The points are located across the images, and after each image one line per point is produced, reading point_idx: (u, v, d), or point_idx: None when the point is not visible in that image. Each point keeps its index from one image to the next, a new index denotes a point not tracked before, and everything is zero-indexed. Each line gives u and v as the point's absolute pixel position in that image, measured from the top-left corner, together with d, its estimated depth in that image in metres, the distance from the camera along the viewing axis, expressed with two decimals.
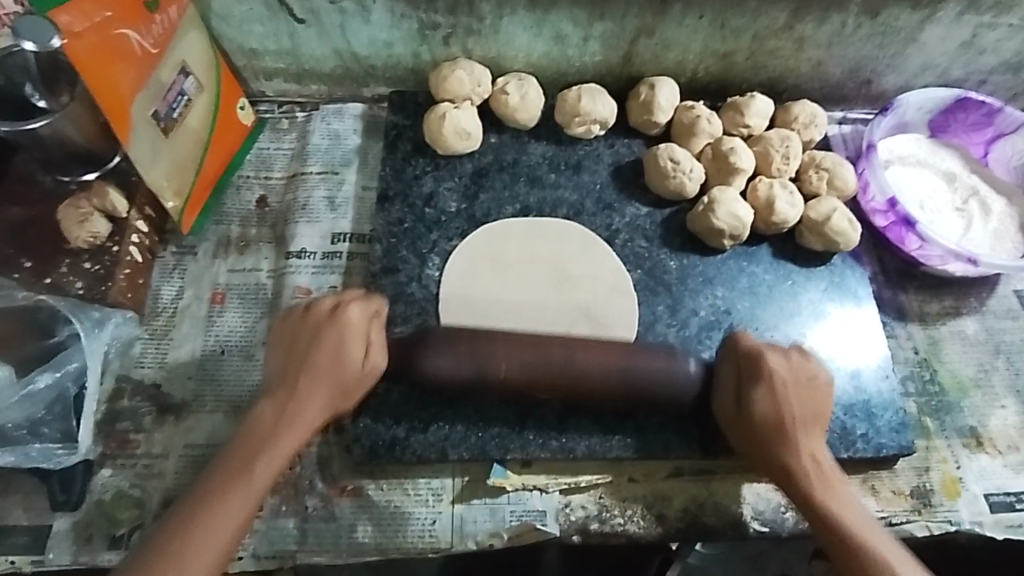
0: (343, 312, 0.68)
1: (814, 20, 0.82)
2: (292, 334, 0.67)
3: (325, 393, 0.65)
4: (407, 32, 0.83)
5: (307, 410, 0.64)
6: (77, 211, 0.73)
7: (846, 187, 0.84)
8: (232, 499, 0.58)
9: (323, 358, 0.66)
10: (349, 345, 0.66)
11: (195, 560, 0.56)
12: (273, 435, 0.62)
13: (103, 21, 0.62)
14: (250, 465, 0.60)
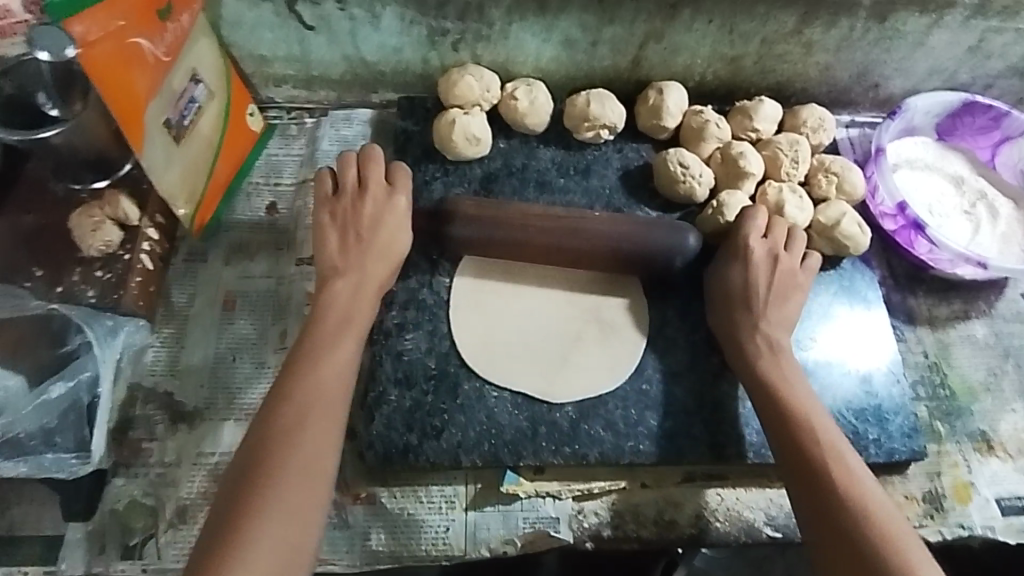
0: (393, 198, 0.74)
1: (822, 25, 0.82)
2: (343, 219, 0.72)
3: (374, 274, 0.71)
4: (416, 38, 0.83)
5: (362, 287, 0.70)
6: (89, 219, 0.74)
7: (855, 190, 0.85)
8: (313, 417, 0.62)
9: (378, 240, 0.72)
10: (400, 230, 0.73)
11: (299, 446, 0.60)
12: (330, 341, 0.67)
13: (118, 30, 0.62)
14: (312, 373, 0.64)
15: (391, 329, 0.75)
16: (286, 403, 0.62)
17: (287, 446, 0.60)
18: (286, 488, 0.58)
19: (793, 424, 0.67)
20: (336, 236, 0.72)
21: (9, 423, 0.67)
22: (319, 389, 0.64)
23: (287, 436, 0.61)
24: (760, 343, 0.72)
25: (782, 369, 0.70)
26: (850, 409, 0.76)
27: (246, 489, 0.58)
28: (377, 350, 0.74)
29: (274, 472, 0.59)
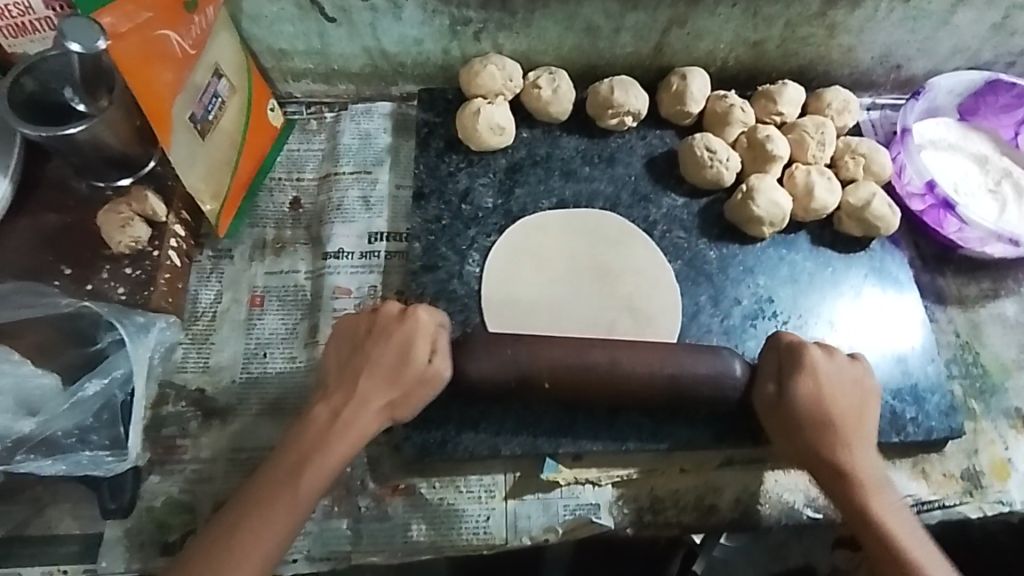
0: (413, 312, 0.67)
1: (847, 5, 0.82)
2: (356, 338, 0.67)
3: (378, 397, 0.64)
4: (438, 28, 0.83)
5: (365, 410, 0.64)
6: (118, 216, 0.73)
7: (883, 172, 0.84)
8: (276, 511, 0.59)
9: (386, 357, 0.65)
10: (415, 346, 0.65)
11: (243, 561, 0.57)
12: (321, 442, 0.62)
13: (145, 22, 0.62)
14: (299, 476, 0.60)
15: None
16: (261, 490, 0.60)
17: (237, 543, 0.57)
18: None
19: (877, 530, 0.62)
20: (343, 366, 0.66)
21: (44, 423, 0.65)
22: (300, 479, 0.60)
23: (247, 529, 0.58)
24: (825, 439, 0.65)
25: (851, 468, 0.64)
26: (886, 391, 0.76)
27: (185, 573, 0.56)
28: None
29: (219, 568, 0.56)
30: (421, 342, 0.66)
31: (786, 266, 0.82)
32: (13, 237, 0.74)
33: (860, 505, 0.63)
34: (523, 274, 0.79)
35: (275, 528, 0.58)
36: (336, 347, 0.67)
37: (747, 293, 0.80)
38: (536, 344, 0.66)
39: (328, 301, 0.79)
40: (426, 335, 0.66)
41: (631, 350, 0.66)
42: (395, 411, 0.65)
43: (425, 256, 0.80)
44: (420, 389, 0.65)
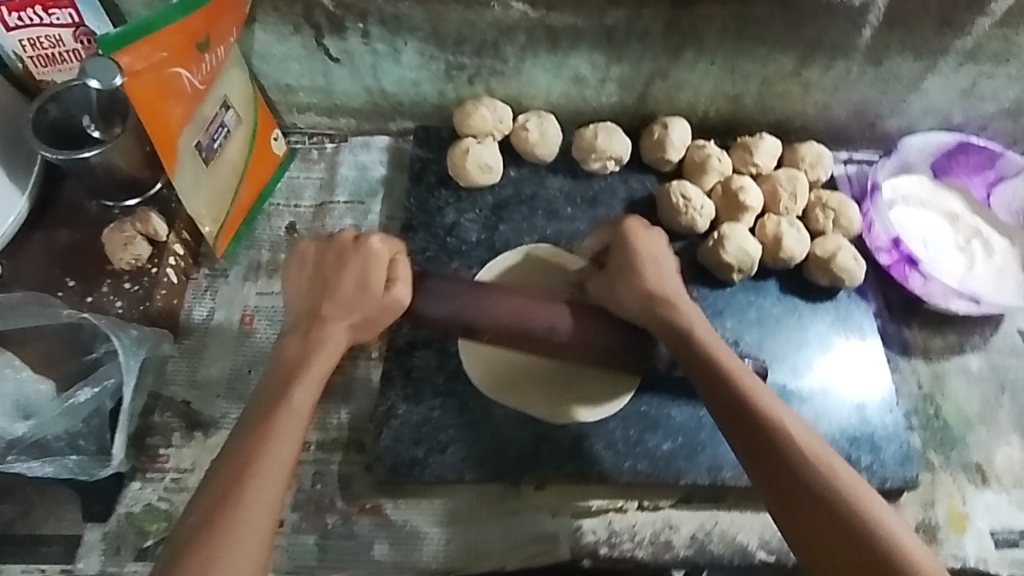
0: (367, 240, 0.71)
1: (821, 67, 0.86)
2: (318, 270, 0.70)
3: (344, 318, 0.68)
4: (434, 71, 0.87)
5: (332, 327, 0.67)
6: (122, 234, 0.77)
7: (852, 226, 0.88)
8: (284, 425, 0.60)
9: (346, 284, 0.69)
10: (373, 272, 0.69)
11: (262, 482, 0.57)
12: (302, 364, 0.64)
13: (160, 62, 0.67)
14: (291, 390, 0.62)
15: (403, 349, 0.79)
16: (263, 414, 0.61)
17: (258, 461, 0.58)
18: (262, 503, 0.56)
19: (720, 376, 0.64)
20: (308, 293, 0.70)
21: (37, 426, 0.69)
22: (296, 393, 0.62)
23: (262, 446, 0.59)
24: (661, 303, 0.70)
25: (689, 324, 0.69)
26: (845, 436, 0.78)
27: (217, 506, 0.55)
28: (388, 367, 0.78)
29: (250, 486, 0.57)
30: (378, 268, 0.70)
31: (754, 310, 0.85)
32: (26, 251, 0.78)
33: (700, 355, 0.66)
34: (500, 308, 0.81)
35: (289, 435, 0.60)
36: (296, 275, 0.71)
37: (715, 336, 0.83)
38: (479, 302, 0.72)
39: None
40: (382, 261, 0.70)
41: (570, 312, 0.72)
42: (362, 331, 0.69)
43: None
44: (383, 314, 0.69)
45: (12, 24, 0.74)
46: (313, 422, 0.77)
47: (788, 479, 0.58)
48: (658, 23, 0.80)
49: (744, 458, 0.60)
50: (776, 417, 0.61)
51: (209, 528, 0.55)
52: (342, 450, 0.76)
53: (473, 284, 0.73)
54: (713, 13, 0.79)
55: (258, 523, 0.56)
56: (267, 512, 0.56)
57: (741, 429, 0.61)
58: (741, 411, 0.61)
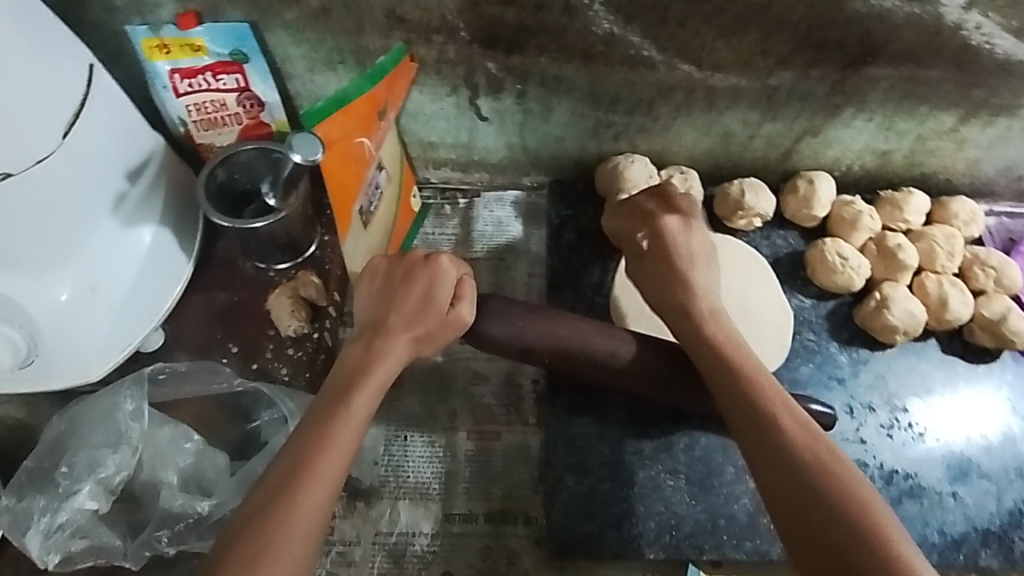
0: (437, 256, 0.67)
1: (981, 123, 0.84)
2: (387, 280, 0.66)
3: (405, 332, 0.64)
4: (582, 129, 0.86)
5: (393, 342, 0.63)
6: (287, 299, 0.76)
7: (1013, 285, 0.85)
8: (340, 434, 0.56)
9: (412, 295, 0.65)
10: (441, 287, 0.66)
11: (315, 482, 0.54)
12: (363, 368, 0.61)
13: (348, 132, 0.68)
14: (351, 394, 0.59)
15: (562, 414, 0.77)
16: (321, 414, 0.57)
17: (313, 466, 0.54)
18: (311, 511, 0.53)
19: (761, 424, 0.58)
20: (376, 301, 0.66)
21: (217, 504, 0.66)
22: (354, 399, 0.59)
23: (317, 453, 0.55)
24: (690, 329, 0.66)
25: (751, 369, 0.62)
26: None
27: (266, 509, 0.52)
28: (551, 435, 0.76)
29: (301, 492, 0.53)
30: (446, 284, 0.66)
31: (918, 374, 0.82)
32: (186, 314, 0.77)
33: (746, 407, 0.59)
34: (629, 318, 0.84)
35: (344, 447, 0.56)
36: (365, 286, 0.67)
37: (880, 400, 0.81)
38: (543, 326, 0.71)
39: (466, 386, 0.80)
40: (451, 278, 0.67)
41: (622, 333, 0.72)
42: (422, 347, 0.65)
43: None
44: (443, 330, 0.66)
45: (182, 89, 0.73)
46: (477, 492, 0.75)
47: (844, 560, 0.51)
48: (824, 83, 0.79)
49: (788, 518, 0.54)
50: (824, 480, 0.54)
51: (256, 529, 0.52)
52: (509, 523, 0.73)
53: (534, 305, 0.72)
54: (883, 74, 0.78)
55: (304, 533, 0.52)
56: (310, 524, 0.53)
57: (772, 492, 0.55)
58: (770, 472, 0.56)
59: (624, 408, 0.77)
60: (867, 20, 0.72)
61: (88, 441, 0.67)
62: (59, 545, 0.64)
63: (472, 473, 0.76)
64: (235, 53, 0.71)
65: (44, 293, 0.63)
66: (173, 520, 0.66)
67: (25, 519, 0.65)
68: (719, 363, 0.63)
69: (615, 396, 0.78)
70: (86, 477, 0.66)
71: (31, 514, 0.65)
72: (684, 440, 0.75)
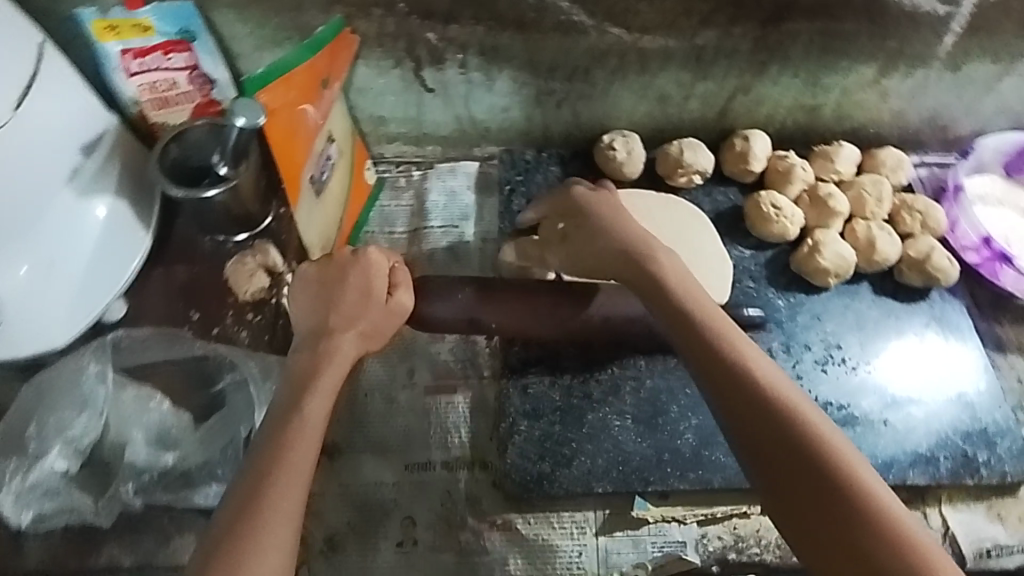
0: (365, 250, 0.70)
1: (899, 74, 0.89)
2: (328, 281, 0.67)
3: (351, 329, 0.64)
4: (525, 97, 0.90)
5: (343, 342, 0.63)
6: (246, 267, 0.80)
7: (939, 226, 0.90)
8: (300, 435, 0.55)
9: (350, 292, 0.67)
10: (376, 278, 0.68)
11: (286, 485, 0.52)
12: (313, 374, 0.60)
13: (289, 102, 0.72)
14: (303, 398, 0.58)
15: (516, 366, 0.81)
16: (276, 428, 0.56)
17: (277, 471, 0.52)
18: (285, 512, 0.51)
19: (754, 410, 0.55)
20: (319, 306, 0.66)
21: (182, 458, 0.72)
22: (305, 404, 0.58)
23: (276, 463, 0.53)
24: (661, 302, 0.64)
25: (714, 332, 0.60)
26: (955, 432, 0.81)
27: (237, 523, 0.50)
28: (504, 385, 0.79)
29: (269, 500, 0.51)
30: (380, 275, 0.69)
31: (852, 314, 0.87)
32: (148, 288, 0.80)
33: (735, 394, 0.56)
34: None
35: (303, 452, 0.54)
36: (303, 296, 0.67)
37: (817, 339, 0.85)
38: (482, 300, 0.81)
39: (423, 344, 0.83)
40: (383, 269, 0.70)
41: (549, 298, 0.80)
42: (370, 341, 0.66)
43: None
44: (388, 320, 0.68)
45: (133, 69, 0.76)
46: (436, 443, 0.78)
47: (845, 518, 0.50)
48: (747, 40, 0.84)
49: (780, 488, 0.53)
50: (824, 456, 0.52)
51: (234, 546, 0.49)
52: (467, 468, 0.77)
53: (467, 281, 0.81)
54: (801, 29, 0.83)
55: (284, 543, 0.50)
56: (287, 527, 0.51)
57: (774, 480, 0.53)
58: (769, 461, 0.53)
59: (574, 357, 0.81)
60: None
61: (55, 406, 0.72)
62: (34, 504, 0.69)
63: (431, 426, 0.79)
64: (182, 33, 0.74)
65: (6, 266, 0.66)
66: (140, 472, 0.71)
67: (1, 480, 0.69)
68: (692, 344, 0.60)
69: (566, 347, 0.81)
70: (54, 438, 0.70)
71: (4, 476, 0.69)
72: (631, 382, 0.80)
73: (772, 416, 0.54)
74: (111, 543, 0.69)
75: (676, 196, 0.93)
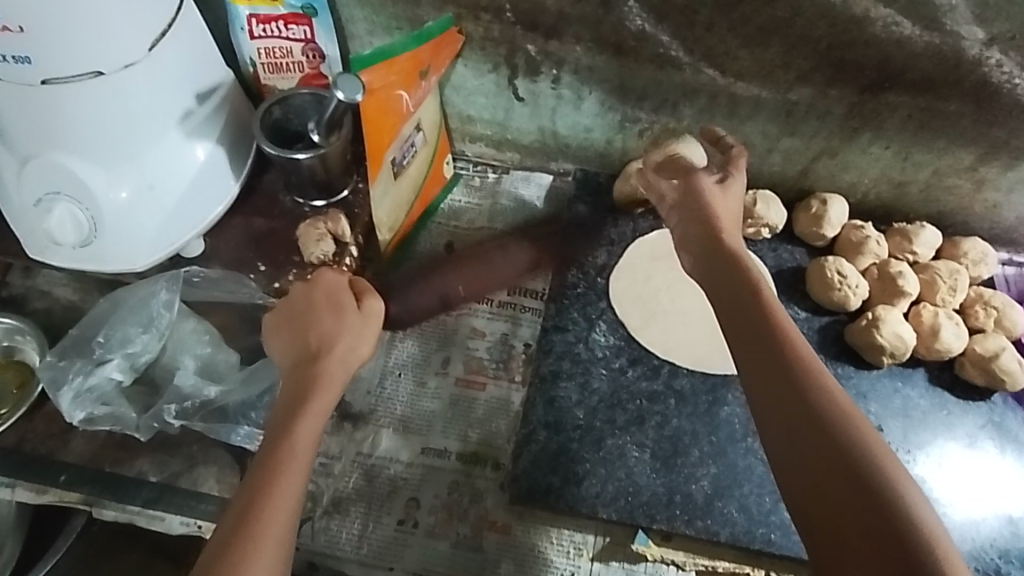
0: (319, 273, 0.71)
1: (1000, 166, 0.86)
2: (306, 309, 0.68)
3: (335, 348, 0.65)
4: (609, 121, 0.92)
5: (331, 365, 0.64)
6: (315, 231, 0.84)
7: (1014, 328, 0.85)
8: (290, 465, 0.56)
9: (325, 317, 0.67)
10: (343, 293, 0.69)
11: (280, 508, 0.54)
12: (302, 403, 0.61)
13: (390, 82, 0.77)
14: (291, 426, 0.59)
15: (547, 376, 0.82)
16: (265, 462, 0.56)
17: (268, 500, 0.54)
18: (278, 540, 0.53)
19: (795, 410, 0.54)
20: (302, 327, 0.67)
21: (223, 393, 0.77)
22: (293, 433, 0.58)
23: (268, 495, 0.54)
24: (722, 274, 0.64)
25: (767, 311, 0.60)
26: (990, 545, 0.76)
27: (227, 549, 0.52)
28: (532, 393, 0.81)
29: (262, 524, 0.53)
30: (346, 292, 0.69)
31: (900, 399, 0.84)
32: (227, 232, 0.86)
33: (779, 394, 0.55)
34: (625, 311, 0.87)
35: (294, 486, 0.55)
36: (275, 333, 0.68)
37: None
38: (436, 274, 0.88)
39: (463, 338, 0.86)
40: (345, 285, 0.70)
41: (501, 248, 0.92)
42: (357, 351, 0.66)
43: (557, 317, 0.87)
44: (368, 325, 0.68)
45: (256, 33, 0.82)
46: (454, 433, 0.80)
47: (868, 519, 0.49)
48: (843, 103, 0.83)
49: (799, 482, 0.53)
50: (863, 456, 0.52)
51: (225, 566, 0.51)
52: (479, 464, 0.78)
53: (418, 271, 0.89)
54: (902, 102, 0.81)
55: (273, 558, 0.52)
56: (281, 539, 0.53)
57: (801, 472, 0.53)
58: (806, 469, 0.53)
59: (605, 379, 0.82)
60: (886, 45, 0.76)
61: (122, 320, 0.78)
62: (86, 406, 0.74)
63: (453, 416, 0.81)
64: (305, 7, 0.80)
65: (109, 187, 0.72)
66: (184, 398, 0.76)
67: (62, 376, 0.75)
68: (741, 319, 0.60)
69: (599, 370, 0.83)
70: (116, 350, 0.77)
71: (66, 374, 0.75)
72: (656, 418, 0.80)
73: (813, 418, 0.54)
74: (143, 458, 0.75)
75: None
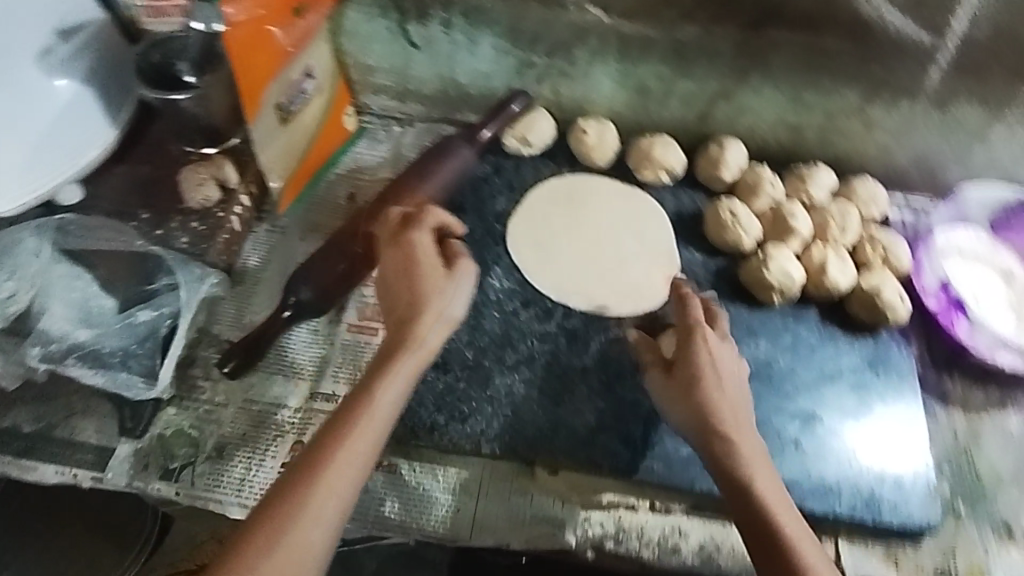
0: (416, 230, 0.69)
1: (885, 105, 0.87)
2: (397, 264, 0.68)
3: (427, 307, 0.67)
4: (507, 67, 0.91)
5: (424, 332, 0.66)
6: (197, 175, 0.82)
7: (900, 264, 0.87)
8: (363, 424, 0.61)
9: (410, 271, 0.68)
10: (422, 250, 0.68)
11: (339, 475, 0.59)
12: (390, 362, 0.64)
13: (259, 16, 0.73)
14: (374, 394, 0.63)
15: None
16: (337, 422, 0.61)
17: (332, 454, 0.59)
18: (330, 496, 0.58)
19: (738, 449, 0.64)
20: (403, 277, 0.68)
21: (97, 337, 0.76)
22: (373, 400, 0.62)
23: (342, 440, 0.60)
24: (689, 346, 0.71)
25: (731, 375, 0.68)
26: (867, 469, 0.77)
27: (287, 494, 0.57)
28: None
29: (317, 487, 0.58)
30: (428, 256, 0.68)
31: (790, 335, 0.85)
32: (110, 179, 0.84)
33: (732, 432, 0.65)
34: (522, 255, 0.86)
35: (363, 445, 0.60)
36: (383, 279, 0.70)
37: (748, 353, 0.83)
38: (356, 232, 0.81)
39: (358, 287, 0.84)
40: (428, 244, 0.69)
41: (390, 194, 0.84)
42: (443, 310, 0.67)
43: None
44: (449, 280, 0.68)
45: None
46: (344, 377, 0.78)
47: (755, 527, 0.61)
48: (729, 42, 0.84)
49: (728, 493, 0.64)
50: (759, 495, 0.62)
51: (285, 508, 0.57)
52: None
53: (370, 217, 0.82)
54: (784, 39, 0.82)
55: (322, 515, 0.57)
56: (333, 498, 0.58)
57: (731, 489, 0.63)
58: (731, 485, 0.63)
59: (497, 321, 0.82)
60: None
61: None
62: None
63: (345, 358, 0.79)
64: None
65: None
66: (50, 341, 0.75)
67: None
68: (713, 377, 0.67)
69: (491, 311, 0.83)
70: None
71: None
72: (546, 357, 0.80)
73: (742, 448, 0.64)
74: (18, 408, 0.74)
75: (640, 190, 0.92)
